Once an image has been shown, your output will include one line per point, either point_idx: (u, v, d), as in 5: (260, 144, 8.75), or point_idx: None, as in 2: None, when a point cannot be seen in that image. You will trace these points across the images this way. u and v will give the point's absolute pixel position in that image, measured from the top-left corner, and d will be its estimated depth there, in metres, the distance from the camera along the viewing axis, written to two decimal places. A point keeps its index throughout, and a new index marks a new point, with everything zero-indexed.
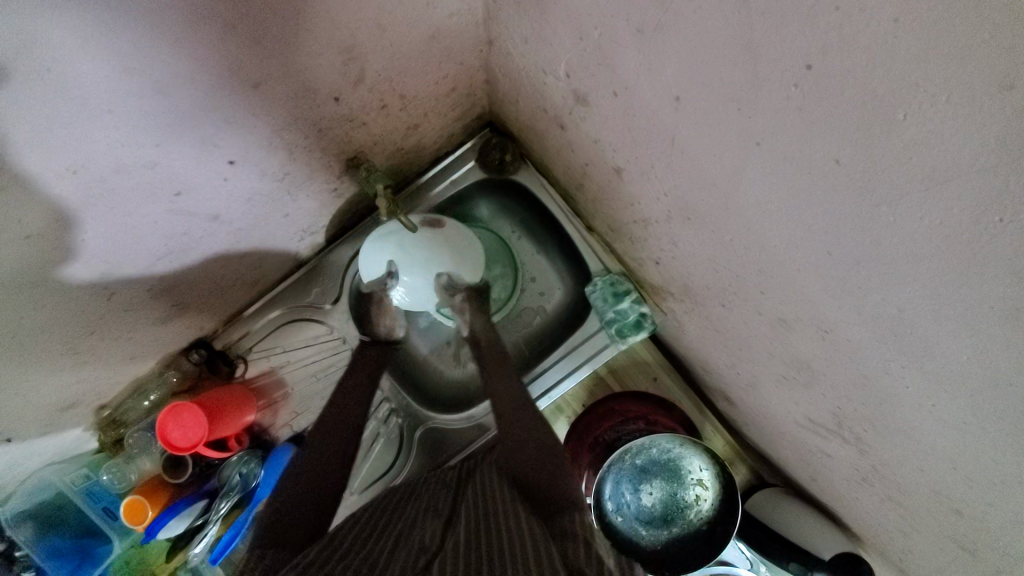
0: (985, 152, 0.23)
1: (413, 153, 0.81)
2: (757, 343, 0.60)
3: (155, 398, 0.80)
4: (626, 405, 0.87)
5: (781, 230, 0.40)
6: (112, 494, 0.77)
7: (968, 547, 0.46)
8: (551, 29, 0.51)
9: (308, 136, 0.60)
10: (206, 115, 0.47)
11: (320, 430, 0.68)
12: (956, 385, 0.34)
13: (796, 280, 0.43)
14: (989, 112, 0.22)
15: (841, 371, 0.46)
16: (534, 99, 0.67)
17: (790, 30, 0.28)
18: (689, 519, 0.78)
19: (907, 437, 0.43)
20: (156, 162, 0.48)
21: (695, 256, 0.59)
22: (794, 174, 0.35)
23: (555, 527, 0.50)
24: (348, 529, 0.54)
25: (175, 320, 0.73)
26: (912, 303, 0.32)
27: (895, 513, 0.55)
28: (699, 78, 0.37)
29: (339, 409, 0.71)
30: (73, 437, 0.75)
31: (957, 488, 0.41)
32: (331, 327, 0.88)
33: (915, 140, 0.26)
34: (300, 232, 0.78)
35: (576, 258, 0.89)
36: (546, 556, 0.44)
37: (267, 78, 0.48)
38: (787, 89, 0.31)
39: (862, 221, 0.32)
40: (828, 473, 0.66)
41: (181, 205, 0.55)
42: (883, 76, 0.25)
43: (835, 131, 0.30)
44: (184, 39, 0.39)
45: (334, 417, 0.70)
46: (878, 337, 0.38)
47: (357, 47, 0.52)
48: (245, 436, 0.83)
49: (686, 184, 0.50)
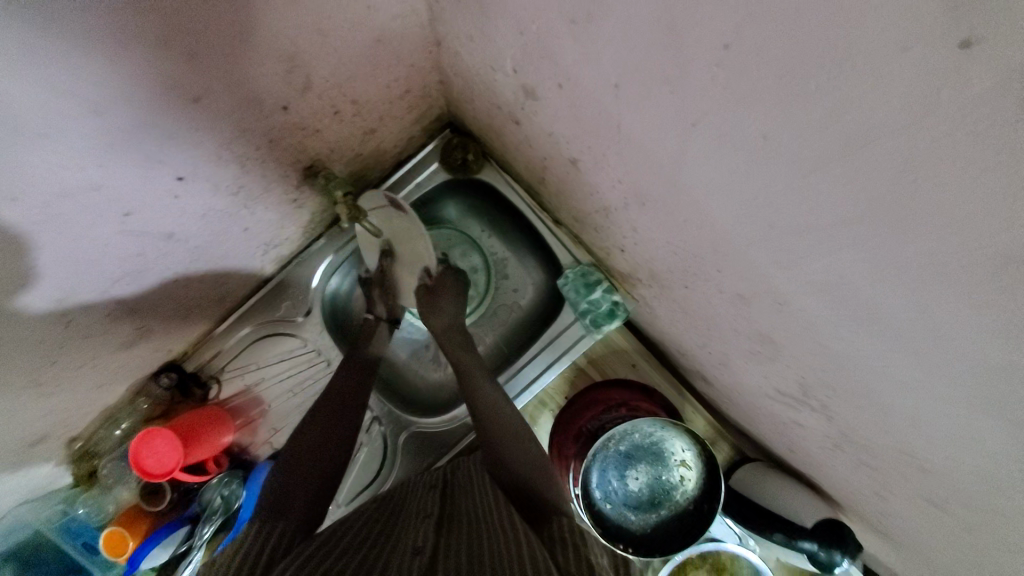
0: (894, 117, 0.24)
1: (374, 158, 0.80)
2: (722, 322, 0.61)
3: (127, 427, 0.78)
4: (607, 394, 0.87)
5: (727, 209, 0.41)
6: (91, 528, 0.76)
7: (936, 501, 0.48)
8: (493, 26, 0.51)
9: (260, 147, 0.59)
10: (149, 130, 0.46)
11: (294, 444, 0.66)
12: (902, 344, 0.35)
13: (745, 255, 0.45)
14: (892, 79, 0.23)
15: (800, 340, 0.48)
16: (489, 97, 0.67)
17: (706, 12, 0.29)
18: (676, 500, 0.79)
19: (865, 396, 0.45)
20: (101, 183, 0.47)
21: (655, 240, 0.60)
22: (732, 154, 0.36)
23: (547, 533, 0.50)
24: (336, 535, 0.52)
25: (140, 345, 0.71)
26: (851, 267, 0.34)
27: (866, 474, 0.57)
28: (634, 65, 0.38)
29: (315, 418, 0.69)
30: (43, 474, 0.72)
31: (919, 444, 0.43)
32: (304, 339, 0.87)
33: (830, 110, 0.27)
34: (263, 246, 0.77)
35: (546, 252, 0.89)
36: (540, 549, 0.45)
37: (208, 90, 0.47)
38: (711, 69, 0.32)
39: (796, 192, 0.33)
40: (802, 442, 0.68)
41: (133, 225, 0.54)
42: (792, 51, 0.26)
43: (759, 106, 0.31)
44: (117, 56, 0.38)
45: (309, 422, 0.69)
46: (825, 304, 0.39)
47: (301, 54, 0.51)
48: (224, 458, 0.81)
49: (638, 171, 0.50)
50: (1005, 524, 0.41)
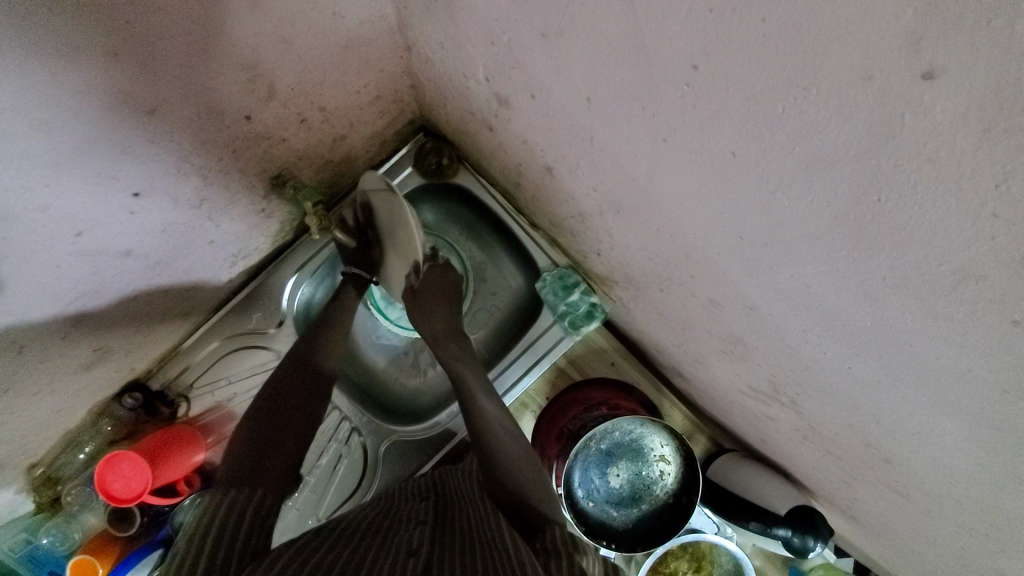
0: (856, 142, 0.25)
1: (345, 164, 0.78)
2: (696, 324, 0.62)
3: (91, 450, 0.74)
4: (588, 393, 0.88)
5: (698, 220, 0.42)
6: (56, 557, 0.73)
7: (899, 489, 0.50)
8: (463, 34, 0.51)
9: (222, 157, 0.57)
10: (101, 145, 0.44)
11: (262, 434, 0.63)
12: (866, 349, 0.37)
13: (717, 264, 0.46)
14: (856, 105, 0.24)
15: (770, 343, 0.49)
16: (461, 102, 0.66)
17: (674, 33, 0.29)
18: (655, 494, 0.82)
19: (831, 395, 0.46)
20: (50, 204, 0.44)
21: (630, 246, 0.61)
22: (702, 168, 0.36)
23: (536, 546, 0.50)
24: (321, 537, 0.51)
25: (101, 365, 0.67)
26: (817, 278, 0.35)
27: (834, 464, 0.60)
28: (605, 80, 0.38)
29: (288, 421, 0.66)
30: (2, 502, 0.68)
31: (882, 439, 0.45)
32: (278, 352, 0.84)
33: (795, 132, 0.27)
34: (230, 257, 0.74)
35: (523, 254, 0.89)
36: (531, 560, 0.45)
37: (164, 102, 0.45)
38: (681, 88, 0.32)
39: (764, 207, 0.34)
40: (774, 434, 0.70)
41: (86, 244, 0.51)
42: (759, 75, 0.27)
43: (728, 126, 0.31)
44: (62, 69, 0.36)
45: (280, 413, 0.66)
46: (793, 311, 0.41)
47: (264, 62, 0.49)
48: (197, 477, 0.77)
49: (611, 180, 0.51)
50: (961, 508, 0.43)
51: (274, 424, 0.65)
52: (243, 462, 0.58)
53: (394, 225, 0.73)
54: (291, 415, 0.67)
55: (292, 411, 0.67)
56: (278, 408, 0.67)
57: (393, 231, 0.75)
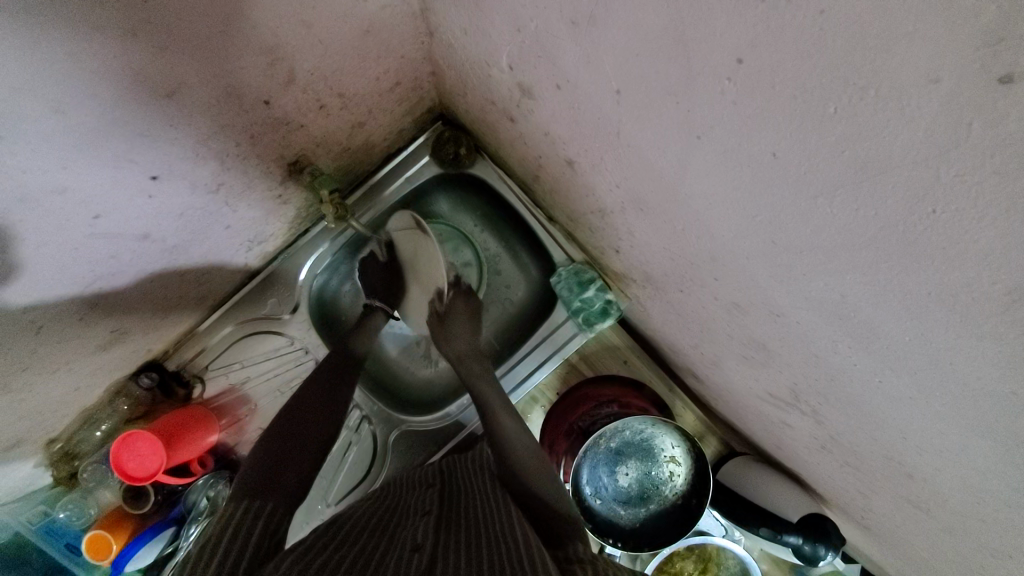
0: (913, 148, 0.23)
1: (362, 151, 0.77)
2: (717, 326, 0.61)
3: (108, 428, 0.76)
4: (599, 390, 0.87)
5: (727, 222, 0.40)
6: (73, 530, 0.74)
7: (922, 506, 0.49)
8: (488, 20, 0.49)
9: (240, 142, 0.56)
10: (119, 129, 0.43)
11: (282, 430, 0.64)
12: (901, 364, 0.35)
13: (743, 267, 0.44)
14: (918, 108, 0.22)
15: (795, 350, 0.48)
16: (482, 91, 0.65)
17: (719, 24, 0.27)
18: (665, 495, 0.80)
19: (858, 407, 0.45)
20: (68, 186, 0.44)
21: (651, 244, 0.59)
22: (737, 168, 0.35)
23: (553, 552, 0.49)
24: (332, 536, 0.51)
25: (118, 345, 0.68)
26: (855, 288, 0.33)
27: (853, 475, 0.58)
28: (637, 72, 0.36)
29: (307, 425, 0.66)
30: (24, 474, 0.69)
31: (909, 456, 0.43)
32: (291, 338, 0.85)
33: (846, 134, 0.26)
34: (245, 243, 0.74)
35: (539, 248, 0.88)
36: (539, 553, 0.44)
37: (181, 86, 0.44)
38: (721, 83, 0.30)
39: (802, 212, 0.32)
40: (790, 442, 0.68)
41: (104, 227, 0.51)
42: (810, 71, 0.25)
43: (770, 125, 0.29)
44: (80, 51, 0.35)
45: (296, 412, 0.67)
46: (825, 320, 0.39)
47: (283, 46, 0.48)
48: (209, 459, 0.79)
49: (636, 177, 0.49)
50: (988, 531, 0.42)
51: (289, 425, 0.65)
52: (259, 462, 0.59)
53: (417, 257, 0.78)
54: (307, 413, 0.68)
55: (309, 406, 0.68)
56: (294, 411, 0.67)
57: (415, 261, 0.78)
